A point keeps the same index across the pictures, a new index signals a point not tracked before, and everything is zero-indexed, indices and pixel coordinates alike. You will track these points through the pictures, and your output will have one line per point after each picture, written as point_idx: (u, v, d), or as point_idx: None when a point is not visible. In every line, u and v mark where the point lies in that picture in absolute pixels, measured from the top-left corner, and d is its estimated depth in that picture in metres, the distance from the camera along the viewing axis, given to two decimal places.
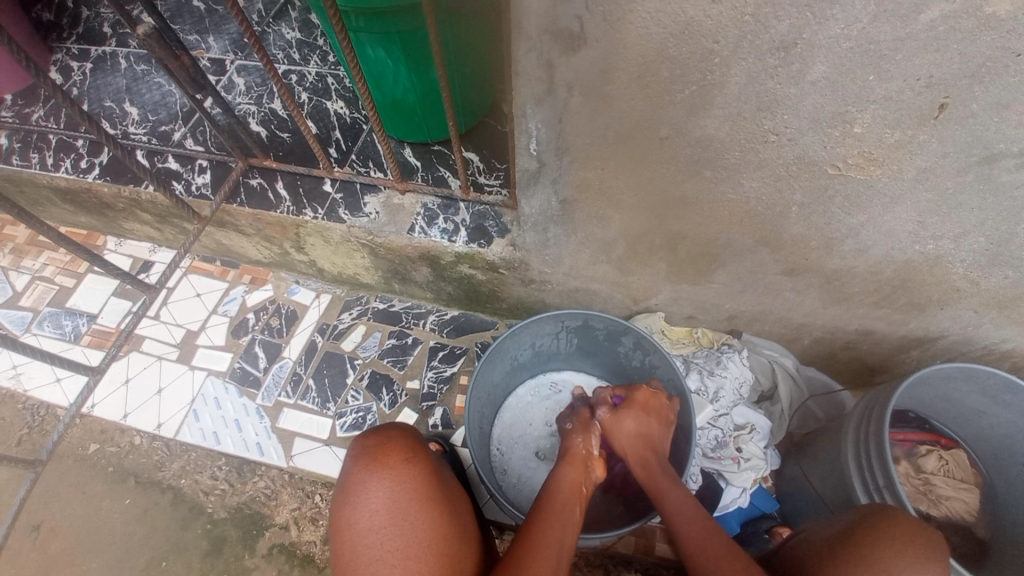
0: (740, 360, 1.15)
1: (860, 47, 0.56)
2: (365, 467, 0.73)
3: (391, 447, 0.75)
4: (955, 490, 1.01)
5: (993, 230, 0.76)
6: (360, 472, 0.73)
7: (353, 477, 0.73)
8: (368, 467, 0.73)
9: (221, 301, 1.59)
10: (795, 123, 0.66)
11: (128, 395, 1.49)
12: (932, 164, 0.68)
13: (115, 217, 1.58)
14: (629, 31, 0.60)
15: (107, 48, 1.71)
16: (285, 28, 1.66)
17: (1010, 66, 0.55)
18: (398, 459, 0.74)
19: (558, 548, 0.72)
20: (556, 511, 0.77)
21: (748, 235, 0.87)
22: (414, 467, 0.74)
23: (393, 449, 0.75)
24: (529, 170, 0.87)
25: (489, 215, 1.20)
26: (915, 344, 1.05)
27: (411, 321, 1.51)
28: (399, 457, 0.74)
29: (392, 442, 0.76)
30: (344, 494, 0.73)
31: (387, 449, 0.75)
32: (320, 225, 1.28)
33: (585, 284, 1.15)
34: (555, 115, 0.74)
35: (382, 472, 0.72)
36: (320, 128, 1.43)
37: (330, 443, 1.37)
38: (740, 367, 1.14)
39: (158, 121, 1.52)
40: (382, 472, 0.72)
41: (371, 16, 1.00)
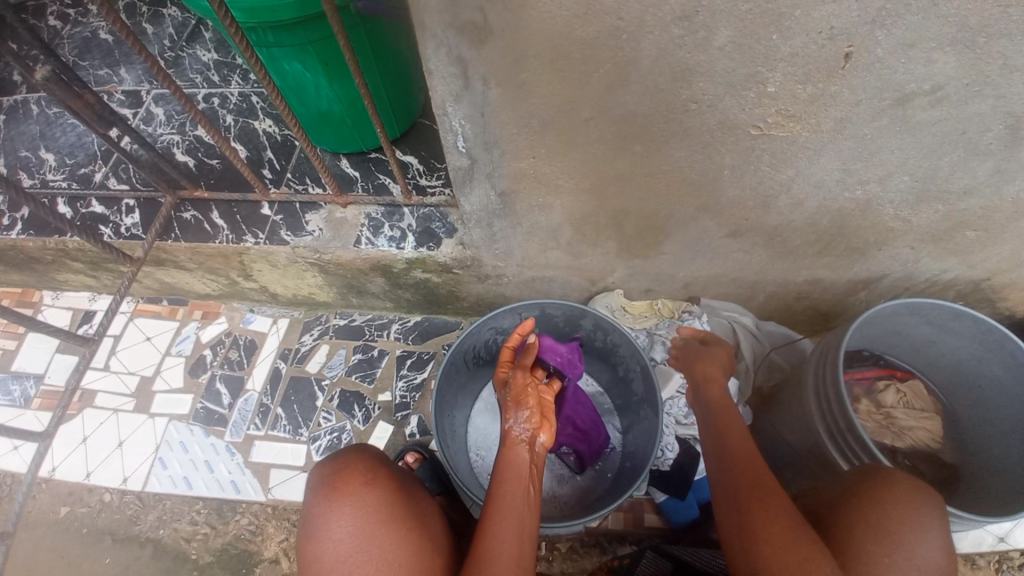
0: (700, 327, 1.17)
1: (761, 7, 0.57)
2: (325, 497, 0.71)
3: (349, 472, 0.73)
4: (916, 420, 1.06)
5: (915, 168, 0.78)
6: (321, 505, 0.71)
7: (314, 508, 0.71)
8: (328, 497, 0.71)
9: (174, 342, 1.53)
10: (712, 89, 0.66)
11: (88, 453, 1.42)
12: (849, 113, 0.69)
13: (46, 270, 1.49)
14: (532, 17, 0.59)
15: (18, 96, 1.60)
16: (200, 50, 1.58)
17: (906, 7, 0.57)
18: (360, 484, 0.71)
19: (518, 535, 0.73)
20: (509, 501, 0.76)
21: (689, 204, 0.88)
22: (375, 489, 0.72)
23: (353, 473, 0.72)
24: (462, 168, 0.85)
25: (435, 216, 1.18)
26: (861, 285, 1.08)
27: (375, 333, 1.48)
28: (359, 481, 0.72)
29: (350, 466, 0.74)
30: (307, 528, 0.70)
31: (346, 475, 0.72)
32: (263, 250, 1.24)
33: (540, 273, 1.15)
34: (476, 110, 0.73)
35: (342, 501, 0.70)
36: (250, 150, 1.38)
37: (307, 469, 1.34)
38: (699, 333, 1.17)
39: (77, 165, 1.44)
40: (343, 500, 0.70)
41: (277, 29, 0.96)
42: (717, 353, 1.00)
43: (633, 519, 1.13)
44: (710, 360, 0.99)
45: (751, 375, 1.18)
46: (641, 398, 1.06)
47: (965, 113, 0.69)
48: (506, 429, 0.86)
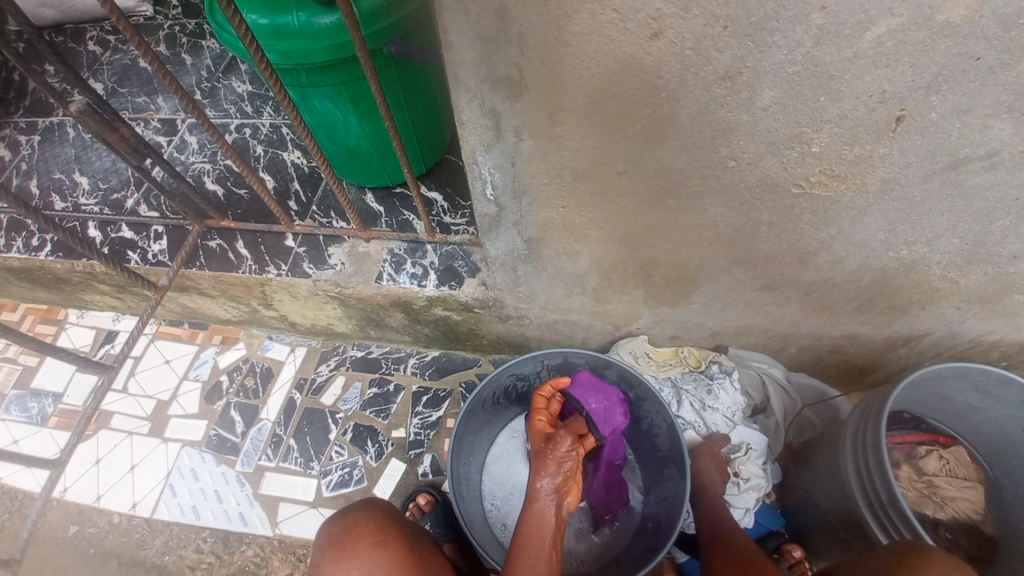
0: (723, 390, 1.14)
1: (808, 70, 0.54)
2: (332, 558, 0.69)
3: (358, 532, 0.70)
4: (961, 491, 0.98)
5: (966, 231, 0.74)
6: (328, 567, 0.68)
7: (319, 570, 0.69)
8: (336, 560, 0.68)
9: (191, 366, 1.53)
10: (752, 148, 0.64)
11: (100, 476, 1.41)
12: (897, 174, 0.66)
13: (73, 290, 1.52)
14: (569, 74, 0.58)
15: (56, 118, 1.66)
16: (235, 81, 1.62)
17: (966, 72, 0.54)
18: (368, 546, 0.69)
19: None
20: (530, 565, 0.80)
21: (722, 257, 0.85)
22: (383, 551, 0.69)
23: (361, 534, 0.70)
24: (489, 214, 0.84)
25: (458, 254, 1.17)
26: (901, 343, 1.02)
27: (391, 367, 1.46)
28: (368, 542, 0.69)
29: (359, 526, 0.71)
30: None
31: (355, 536, 0.70)
32: (284, 281, 1.24)
33: (563, 316, 1.12)
34: (507, 159, 0.71)
35: (350, 563, 0.68)
36: (278, 180, 1.39)
37: (317, 505, 1.31)
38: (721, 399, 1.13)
39: (110, 189, 1.47)
40: (350, 563, 0.68)
41: (310, 70, 0.98)
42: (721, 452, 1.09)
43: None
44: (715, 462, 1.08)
45: (780, 434, 1.13)
46: (667, 455, 1.01)
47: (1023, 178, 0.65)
48: (536, 486, 0.89)
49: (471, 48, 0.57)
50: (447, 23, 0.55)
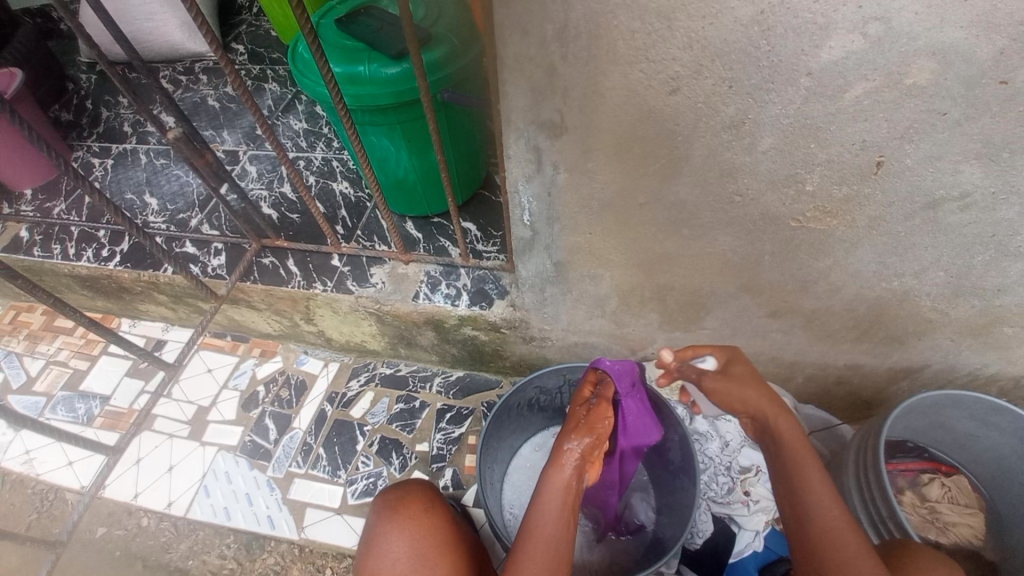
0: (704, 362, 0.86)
1: (800, 122, 0.66)
2: (387, 518, 0.84)
3: (409, 498, 0.87)
4: (962, 517, 1.03)
5: (949, 265, 0.83)
6: (383, 525, 0.84)
7: (376, 529, 0.84)
8: (390, 519, 0.84)
9: (231, 376, 1.64)
10: (755, 185, 0.75)
11: (140, 474, 1.50)
12: (882, 213, 0.77)
13: (132, 300, 1.65)
14: (601, 119, 0.71)
15: (127, 144, 1.86)
16: (293, 119, 1.81)
17: (934, 126, 0.65)
18: (417, 510, 0.85)
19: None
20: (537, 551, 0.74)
21: (730, 284, 0.95)
22: (430, 515, 0.85)
23: (413, 500, 0.86)
24: (524, 238, 0.96)
25: (489, 278, 1.29)
26: (902, 375, 1.09)
27: (418, 384, 1.55)
28: (418, 507, 0.85)
29: (411, 495, 0.88)
30: (370, 544, 0.83)
31: (406, 502, 0.86)
32: (329, 296, 1.36)
33: (583, 338, 1.21)
34: (545, 189, 0.84)
35: (402, 522, 0.83)
36: (327, 207, 1.54)
37: (342, 512, 1.37)
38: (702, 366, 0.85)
39: (176, 210, 1.63)
40: (403, 522, 0.83)
41: (375, 111, 1.13)
42: (736, 371, 0.82)
43: None
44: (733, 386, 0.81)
45: None
46: (678, 468, 1.07)
47: (993, 219, 0.75)
48: (564, 446, 0.79)
49: (522, 96, 0.70)
50: (505, 76, 0.69)
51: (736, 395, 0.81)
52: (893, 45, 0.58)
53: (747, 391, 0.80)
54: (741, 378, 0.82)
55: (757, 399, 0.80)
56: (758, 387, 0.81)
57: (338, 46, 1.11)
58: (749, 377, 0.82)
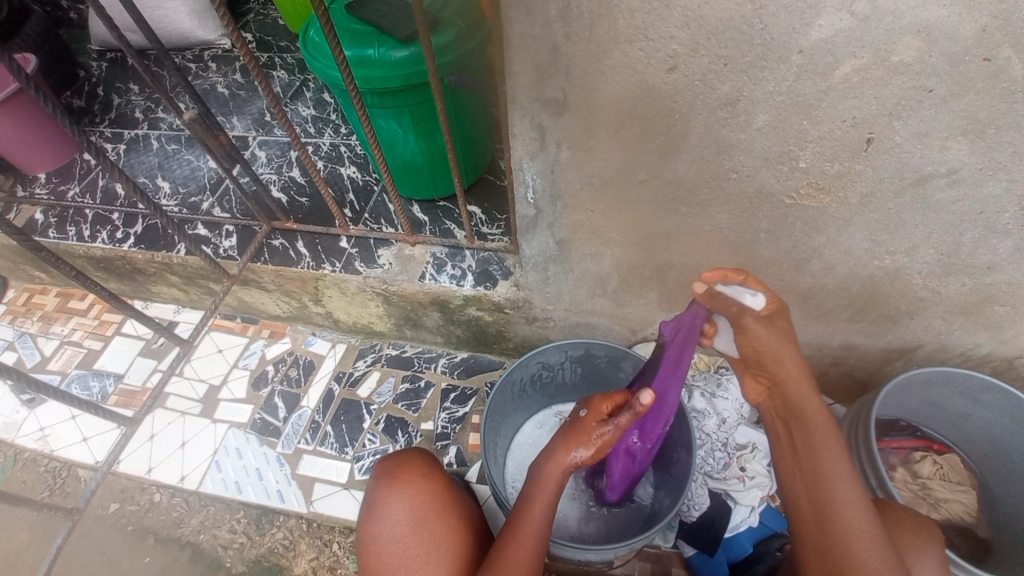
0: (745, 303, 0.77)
1: (792, 99, 0.70)
2: (386, 484, 0.87)
3: (407, 465, 0.89)
4: (953, 493, 1.06)
5: (939, 243, 0.86)
6: (382, 490, 0.87)
7: (375, 494, 0.87)
8: (389, 486, 0.87)
9: (241, 356, 1.68)
10: (750, 162, 0.79)
11: (153, 450, 1.54)
12: (873, 189, 0.80)
13: (144, 281, 1.70)
14: (603, 98, 0.74)
15: (139, 130, 1.89)
16: (301, 105, 1.84)
17: (921, 103, 0.68)
18: (416, 476, 0.88)
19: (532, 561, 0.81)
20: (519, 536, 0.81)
21: (728, 262, 0.98)
22: (429, 481, 0.88)
23: (411, 467, 0.89)
24: (528, 216, 0.99)
25: (493, 260, 1.32)
26: (896, 355, 1.12)
27: (423, 365, 1.59)
28: (417, 473, 0.88)
29: (408, 462, 0.90)
30: (370, 509, 0.86)
31: (404, 469, 0.89)
32: (337, 277, 1.39)
33: (585, 318, 1.24)
34: (548, 167, 0.87)
35: (402, 489, 0.86)
36: (336, 191, 1.58)
37: (349, 487, 1.41)
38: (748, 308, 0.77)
39: (188, 193, 1.67)
40: (402, 488, 0.86)
41: (385, 95, 1.16)
42: (777, 323, 0.75)
43: (660, 570, 1.14)
44: (774, 338, 0.74)
45: None
46: (675, 441, 1.10)
47: (981, 194, 0.78)
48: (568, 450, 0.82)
49: (527, 75, 0.73)
50: (510, 56, 0.72)
51: (773, 352, 0.74)
52: (880, 23, 0.61)
53: (788, 356, 0.75)
54: (782, 334, 0.75)
55: (793, 365, 0.74)
56: (792, 348, 0.75)
57: (348, 30, 1.14)
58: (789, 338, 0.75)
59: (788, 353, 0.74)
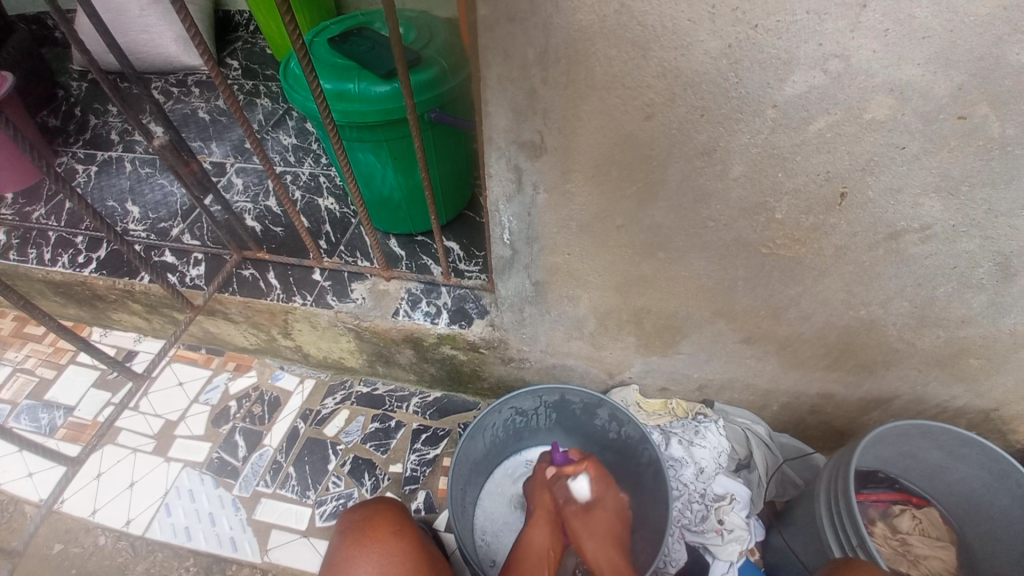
0: (580, 484, 1.01)
1: (767, 151, 0.70)
2: (355, 542, 0.81)
3: (378, 521, 0.84)
4: (932, 549, 1.03)
5: (914, 295, 0.86)
6: (349, 549, 0.81)
7: (341, 553, 0.81)
8: (356, 544, 0.81)
9: (203, 390, 1.59)
10: (727, 212, 0.79)
11: (99, 490, 1.44)
12: (847, 242, 0.80)
13: (105, 308, 1.62)
14: (580, 142, 0.73)
15: (114, 153, 1.85)
16: (282, 135, 1.82)
17: (893, 159, 0.69)
18: (387, 533, 0.82)
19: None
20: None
21: (705, 308, 0.97)
22: (399, 539, 0.83)
23: (381, 523, 0.84)
24: (504, 256, 0.97)
25: (470, 298, 1.29)
26: (873, 405, 1.11)
27: (394, 404, 1.52)
28: (385, 530, 0.83)
29: (379, 517, 0.85)
30: (334, 572, 0.79)
31: (374, 525, 0.84)
32: (307, 311, 1.35)
33: (562, 360, 1.21)
34: (524, 209, 0.86)
35: (369, 547, 0.80)
36: (312, 222, 1.54)
37: (309, 534, 1.33)
38: (578, 487, 1.01)
39: (158, 219, 1.62)
40: (371, 546, 0.81)
41: (363, 128, 1.15)
42: (596, 515, 0.98)
43: None
44: (588, 526, 0.97)
45: (763, 489, 1.15)
46: (653, 496, 1.06)
47: (954, 250, 0.78)
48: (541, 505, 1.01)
49: (504, 116, 0.73)
50: (488, 96, 0.71)
51: (588, 530, 0.96)
52: (852, 81, 0.62)
53: (593, 536, 0.96)
54: (600, 524, 0.97)
55: (599, 548, 0.95)
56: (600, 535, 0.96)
57: (329, 65, 1.14)
58: (603, 527, 0.97)
59: (597, 539, 0.95)
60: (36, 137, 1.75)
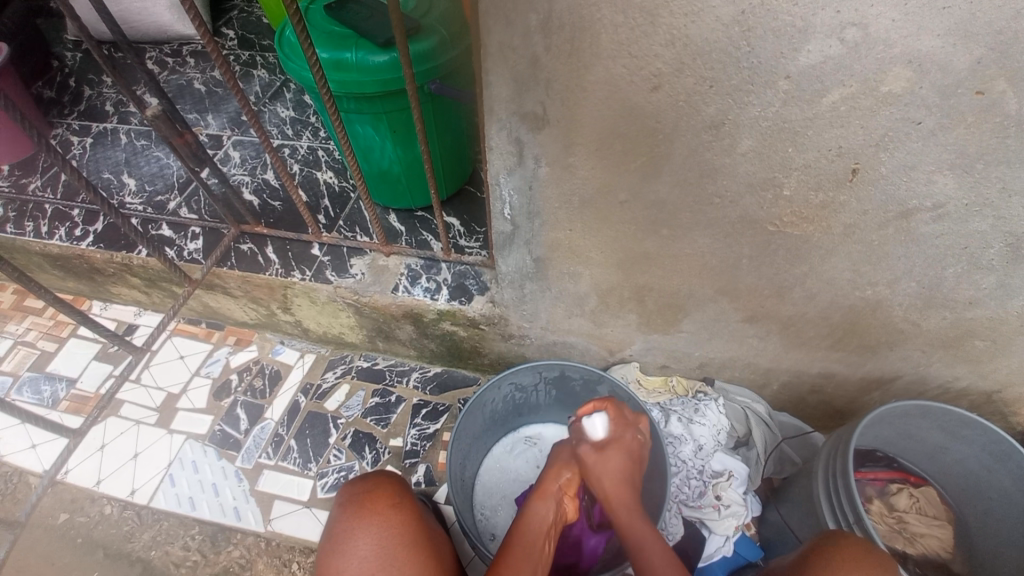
0: (594, 423, 0.93)
1: (778, 125, 0.68)
2: (354, 514, 0.82)
3: (377, 494, 0.85)
4: (928, 527, 1.05)
5: (922, 276, 0.85)
6: (349, 521, 0.82)
7: (341, 524, 0.82)
8: (356, 516, 0.82)
9: (204, 363, 1.60)
10: (734, 187, 0.77)
11: (103, 461, 1.45)
12: (857, 221, 0.78)
13: (104, 281, 1.61)
14: (584, 114, 0.71)
15: (108, 124, 1.82)
16: (280, 106, 1.78)
17: (908, 135, 0.66)
18: (386, 505, 0.83)
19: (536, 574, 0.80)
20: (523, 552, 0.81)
21: (708, 286, 0.96)
22: (399, 511, 0.83)
23: (380, 496, 0.85)
24: (505, 232, 0.96)
25: (470, 274, 1.28)
26: (874, 385, 1.10)
27: (395, 379, 1.53)
28: (385, 502, 0.84)
29: (378, 490, 0.86)
30: (334, 543, 0.80)
31: (374, 498, 0.84)
32: (307, 286, 1.34)
33: (562, 338, 1.20)
34: (525, 183, 0.84)
35: (369, 518, 0.81)
36: (310, 196, 1.52)
37: (310, 505, 1.34)
38: (590, 426, 0.93)
39: (155, 192, 1.60)
40: (371, 518, 0.81)
41: (361, 99, 1.12)
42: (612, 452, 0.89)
43: None
44: (602, 464, 0.87)
45: (761, 467, 1.16)
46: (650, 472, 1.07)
47: (966, 229, 0.77)
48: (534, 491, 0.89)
49: (505, 87, 0.70)
50: (488, 65, 0.69)
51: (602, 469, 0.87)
52: (870, 51, 0.59)
53: (610, 472, 0.87)
54: (618, 461, 0.88)
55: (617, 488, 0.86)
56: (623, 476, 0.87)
57: (326, 32, 1.10)
58: (624, 462, 0.88)
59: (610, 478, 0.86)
60: (31, 108, 1.72)
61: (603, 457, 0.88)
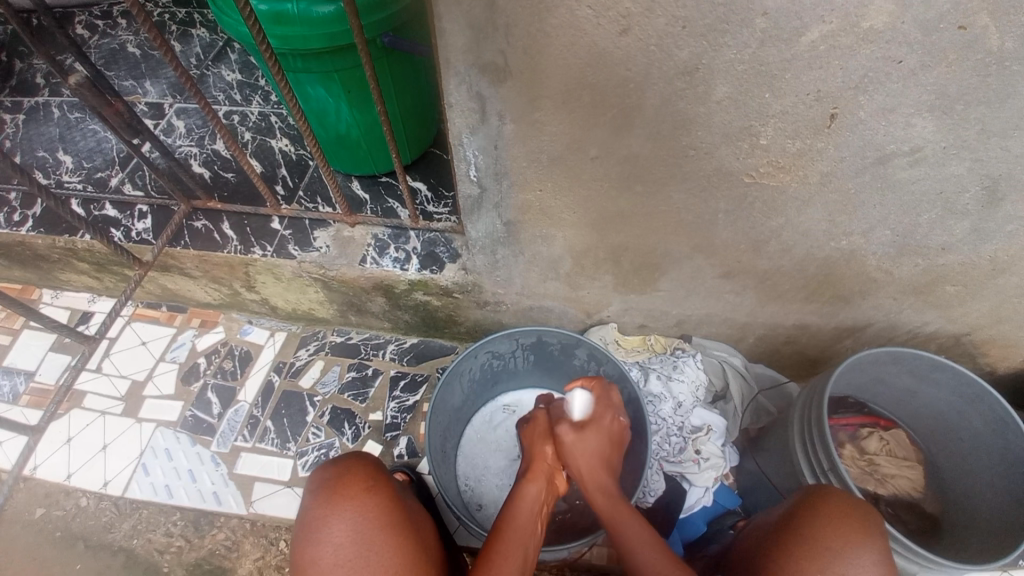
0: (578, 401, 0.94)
1: (755, 68, 0.64)
2: (326, 501, 0.79)
3: (351, 478, 0.82)
4: (898, 468, 1.08)
5: (897, 223, 0.84)
6: (321, 508, 0.79)
7: (313, 512, 0.79)
8: (328, 503, 0.79)
9: (169, 348, 1.53)
10: (709, 138, 0.73)
11: (71, 455, 1.40)
12: (834, 168, 0.76)
13: (51, 269, 1.51)
14: (549, 63, 0.65)
15: (39, 97, 1.66)
16: (225, 70, 1.65)
17: (890, 75, 0.63)
18: (360, 490, 0.81)
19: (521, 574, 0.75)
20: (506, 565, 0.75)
21: (684, 243, 0.93)
22: (373, 495, 0.81)
23: (353, 481, 0.82)
24: (472, 196, 0.91)
25: (440, 241, 1.22)
26: (847, 333, 1.11)
27: (370, 353, 1.49)
28: (359, 487, 0.81)
29: (351, 474, 0.83)
30: (307, 531, 0.78)
31: (347, 482, 0.82)
32: (269, 262, 1.27)
33: (539, 302, 1.18)
34: (490, 142, 0.78)
35: (344, 504, 0.79)
36: (266, 166, 1.43)
37: (292, 484, 1.32)
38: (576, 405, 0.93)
39: (94, 168, 1.48)
40: (344, 504, 0.79)
41: (307, 56, 1.03)
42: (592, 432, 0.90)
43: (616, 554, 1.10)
44: (580, 447, 0.87)
45: (738, 419, 1.18)
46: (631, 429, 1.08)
47: (944, 173, 0.75)
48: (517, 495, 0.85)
49: (461, 35, 0.64)
50: (440, 11, 0.62)
51: (573, 454, 0.88)
52: None
53: (584, 455, 0.87)
54: (593, 445, 0.88)
55: (587, 467, 0.87)
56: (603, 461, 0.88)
57: None
58: (601, 447, 0.89)
59: (587, 461, 0.87)
60: None
61: (580, 441, 0.88)
